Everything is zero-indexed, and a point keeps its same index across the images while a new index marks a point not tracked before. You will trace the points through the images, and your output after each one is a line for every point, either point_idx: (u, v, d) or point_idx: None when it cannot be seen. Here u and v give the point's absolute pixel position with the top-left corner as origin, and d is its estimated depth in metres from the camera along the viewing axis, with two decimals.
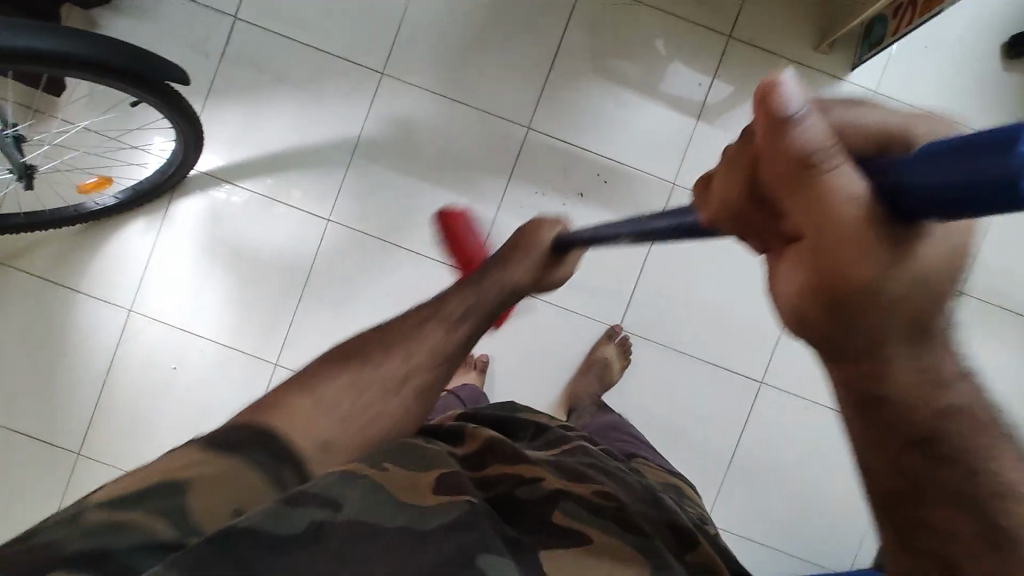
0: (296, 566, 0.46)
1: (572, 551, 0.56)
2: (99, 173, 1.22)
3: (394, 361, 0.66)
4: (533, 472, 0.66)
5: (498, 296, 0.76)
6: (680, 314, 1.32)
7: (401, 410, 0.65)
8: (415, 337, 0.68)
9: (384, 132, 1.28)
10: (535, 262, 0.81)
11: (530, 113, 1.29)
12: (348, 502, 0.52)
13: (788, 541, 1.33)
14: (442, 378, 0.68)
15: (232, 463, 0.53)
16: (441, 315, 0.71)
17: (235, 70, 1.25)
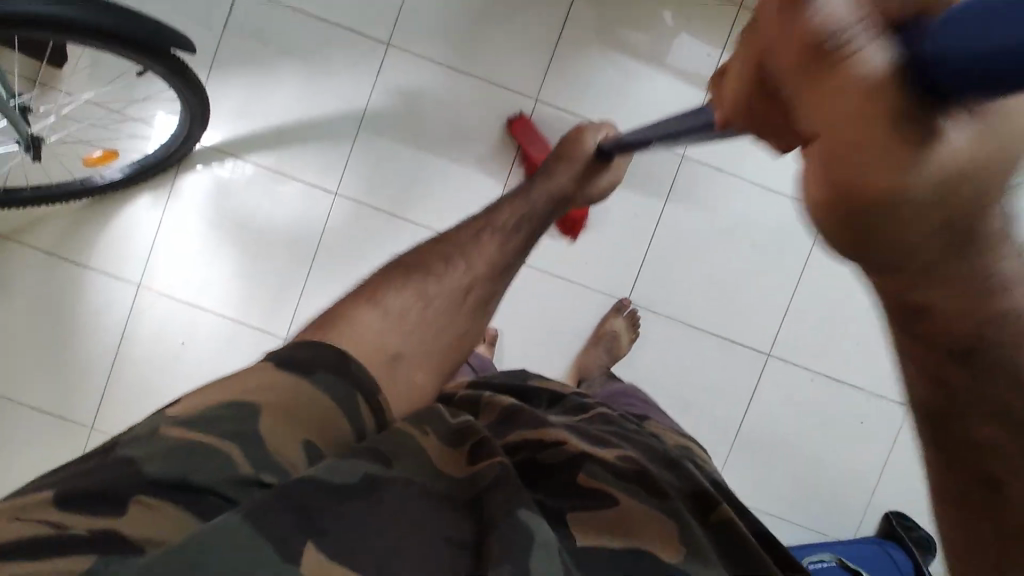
0: (351, 519, 0.44)
1: (603, 517, 0.53)
2: (104, 147, 1.22)
3: (451, 273, 0.70)
4: (554, 435, 0.62)
5: (547, 203, 0.81)
6: (692, 289, 1.29)
7: (465, 319, 0.69)
8: (470, 248, 0.73)
9: (390, 104, 1.25)
10: (579, 170, 0.85)
11: (538, 84, 1.25)
12: (401, 459, 0.51)
13: (800, 516, 1.31)
14: (496, 287, 0.73)
15: (312, 388, 0.53)
16: (496, 224, 0.76)
17: (237, 41, 1.23)
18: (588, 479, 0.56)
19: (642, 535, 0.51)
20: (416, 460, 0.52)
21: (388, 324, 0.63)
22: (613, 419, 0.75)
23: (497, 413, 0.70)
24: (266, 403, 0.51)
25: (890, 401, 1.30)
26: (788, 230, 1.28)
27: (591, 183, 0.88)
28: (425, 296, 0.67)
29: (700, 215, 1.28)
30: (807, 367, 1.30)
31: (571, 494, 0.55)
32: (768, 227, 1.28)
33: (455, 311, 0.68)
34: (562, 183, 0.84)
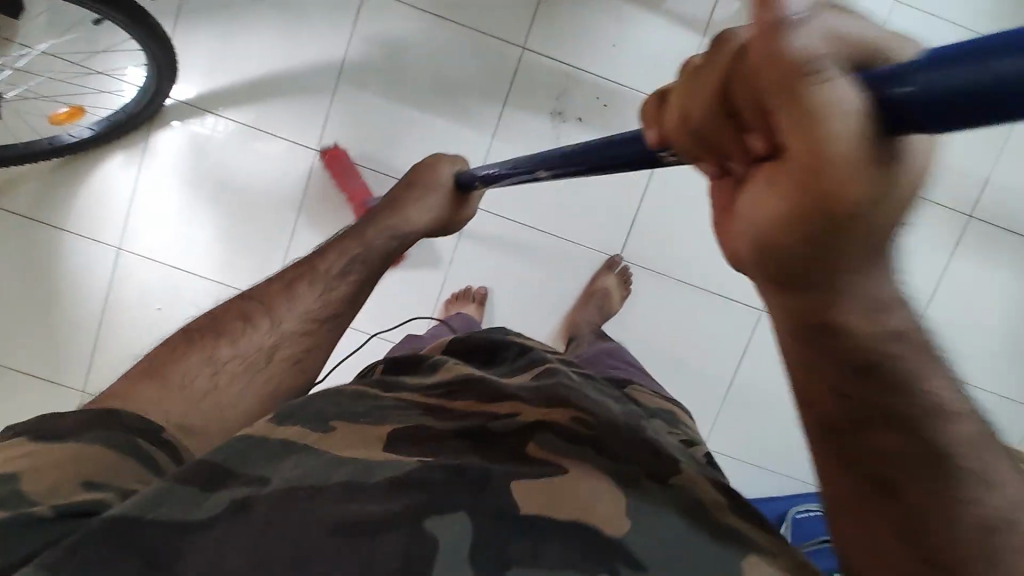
0: (198, 553, 0.43)
1: (545, 484, 0.51)
2: (69, 103, 1.17)
3: (261, 330, 0.68)
4: (508, 406, 0.62)
5: (389, 241, 0.80)
6: (684, 244, 1.26)
7: (262, 386, 0.66)
8: (284, 300, 0.71)
9: (369, 53, 1.19)
10: (429, 204, 0.86)
11: (525, 30, 1.18)
12: (279, 472, 0.50)
13: (789, 468, 1.32)
14: (321, 341, 0.71)
15: (89, 446, 0.50)
16: (318, 273, 0.74)
17: None
18: (537, 448, 0.56)
19: (586, 497, 0.50)
20: (296, 468, 0.51)
21: (173, 395, 0.60)
22: (582, 380, 0.75)
23: (455, 376, 0.70)
24: (31, 468, 0.48)
25: None
26: None
27: (450, 213, 0.90)
28: (215, 362, 0.64)
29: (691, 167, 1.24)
30: None
31: (517, 458, 0.54)
32: None
33: (256, 373, 0.66)
34: (411, 218, 0.84)
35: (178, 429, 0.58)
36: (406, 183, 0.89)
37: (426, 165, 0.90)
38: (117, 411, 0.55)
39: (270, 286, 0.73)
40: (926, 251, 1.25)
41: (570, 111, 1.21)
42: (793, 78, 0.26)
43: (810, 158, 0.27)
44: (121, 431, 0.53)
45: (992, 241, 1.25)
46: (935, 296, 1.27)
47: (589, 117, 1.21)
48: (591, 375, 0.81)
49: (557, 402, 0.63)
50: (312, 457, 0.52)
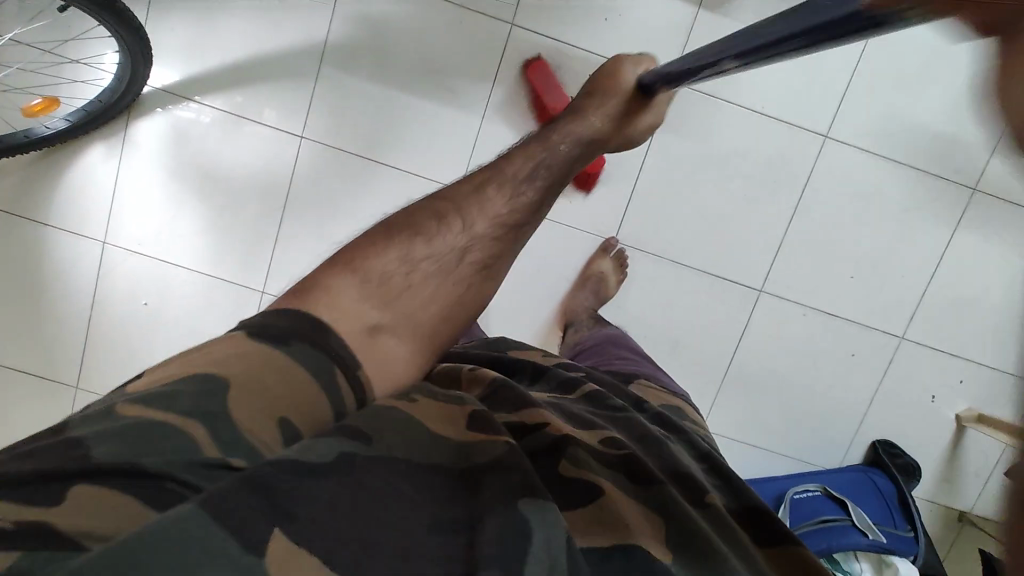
0: (318, 503, 0.40)
1: (583, 512, 0.49)
2: (43, 94, 1.13)
3: (453, 231, 0.61)
4: (536, 418, 0.59)
5: (573, 145, 0.72)
6: (682, 224, 1.23)
7: (456, 292, 0.60)
8: (478, 202, 0.63)
9: (351, 34, 1.14)
10: (614, 107, 0.77)
11: (513, 6, 1.13)
12: (381, 438, 0.47)
13: (788, 448, 1.32)
14: (506, 250, 0.64)
15: (292, 369, 0.48)
16: (506, 176, 0.66)
17: None
18: (572, 467, 0.54)
19: (634, 523, 0.49)
20: (400, 438, 0.48)
21: (373, 291, 0.56)
22: (605, 394, 0.73)
23: (482, 388, 0.66)
24: (235, 382, 0.46)
25: (882, 332, 1.27)
26: (785, 159, 1.21)
27: (630, 122, 0.79)
28: (411, 260, 0.58)
29: (690, 145, 1.20)
30: (799, 302, 1.26)
31: (555, 478, 0.52)
32: (760, 156, 1.21)
33: (446, 278, 0.59)
34: (591, 124, 0.75)
35: (374, 333, 0.54)
36: (589, 86, 0.80)
37: (608, 66, 0.80)
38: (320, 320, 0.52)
39: (461, 187, 0.65)
40: (926, 229, 1.23)
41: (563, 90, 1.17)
42: None
43: None
44: (322, 362, 0.50)
45: (995, 219, 1.23)
46: (933, 276, 1.25)
47: None
48: (606, 385, 0.79)
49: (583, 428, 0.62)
50: (413, 423, 0.51)
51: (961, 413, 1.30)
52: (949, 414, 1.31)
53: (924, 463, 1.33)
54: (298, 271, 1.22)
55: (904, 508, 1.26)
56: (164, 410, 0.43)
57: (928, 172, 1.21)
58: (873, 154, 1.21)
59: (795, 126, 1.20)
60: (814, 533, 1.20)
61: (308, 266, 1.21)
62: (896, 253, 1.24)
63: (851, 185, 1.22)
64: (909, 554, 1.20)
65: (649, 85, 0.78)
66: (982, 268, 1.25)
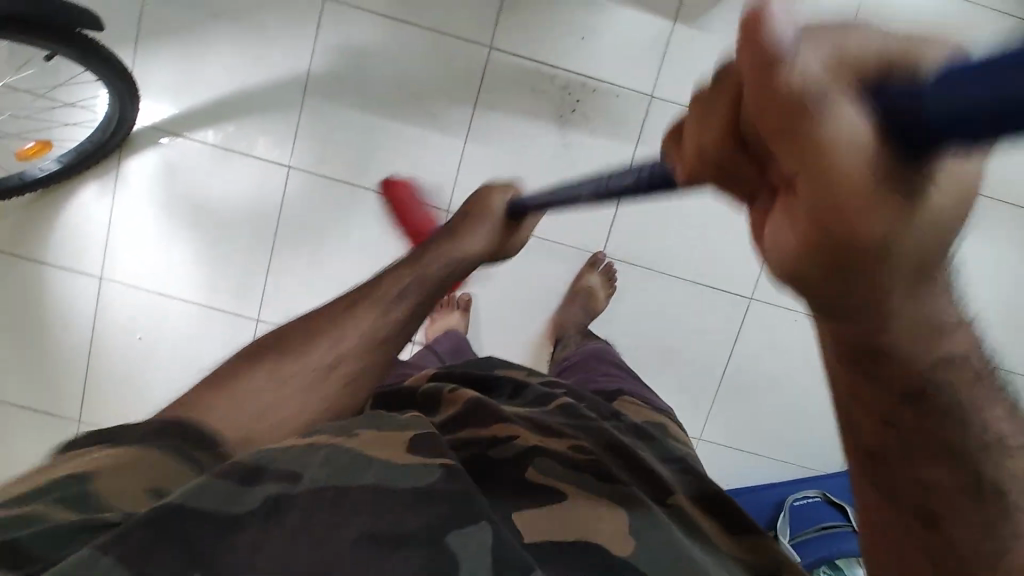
0: (239, 550, 0.40)
1: (548, 508, 0.51)
2: (37, 138, 1.17)
3: (322, 348, 0.62)
4: (506, 431, 0.62)
5: (444, 269, 0.73)
6: (669, 235, 1.24)
7: (329, 398, 0.61)
8: (344, 324, 0.65)
9: (334, 65, 1.16)
10: (488, 229, 0.79)
11: (491, 30, 1.15)
12: (309, 471, 0.47)
13: (786, 454, 1.32)
14: (379, 362, 0.64)
15: (159, 452, 0.47)
16: (377, 295, 0.68)
17: (162, 9, 1.13)
18: (537, 475, 0.55)
19: (594, 518, 0.51)
20: (327, 470, 0.48)
21: (237, 408, 0.56)
22: (577, 405, 0.73)
23: (456, 406, 0.68)
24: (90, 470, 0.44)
25: None
26: None
27: (503, 241, 0.82)
28: (278, 377, 0.59)
29: None
30: (789, 308, 1.26)
31: (518, 487, 0.54)
32: None
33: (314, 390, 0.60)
34: (465, 249, 0.76)
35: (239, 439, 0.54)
36: (467, 206, 0.82)
37: (480, 193, 0.82)
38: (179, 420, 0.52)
39: (335, 305, 0.67)
40: None
41: (544, 109, 1.18)
42: (786, 117, 0.23)
43: (820, 184, 0.23)
44: (193, 435, 0.51)
45: (986, 215, 1.22)
46: None
47: (561, 114, 1.18)
48: (582, 398, 0.80)
49: (554, 434, 0.63)
50: (338, 457, 0.49)
51: None
52: None
53: None
54: (293, 299, 1.24)
55: None
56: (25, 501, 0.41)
57: None
58: None
59: None
60: (816, 540, 1.19)
61: (303, 294, 1.24)
62: None
63: None
64: None
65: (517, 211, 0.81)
66: (975, 267, 1.24)
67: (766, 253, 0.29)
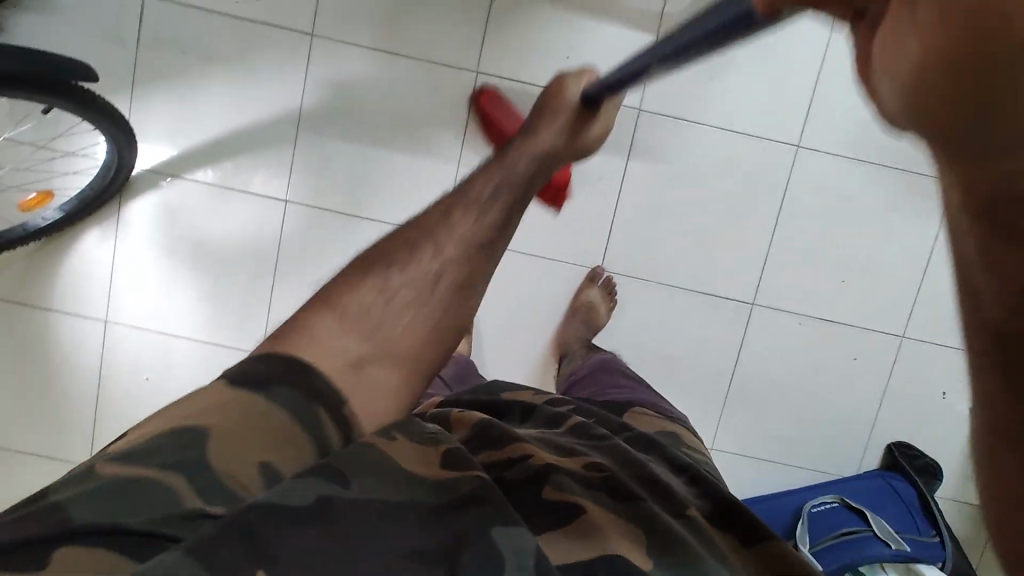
0: (297, 549, 0.43)
1: (564, 530, 0.52)
2: (38, 188, 1.19)
3: (424, 258, 0.65)
4: (519, 449, 0.61)
5: (530, 164, 0.74)
6: (666, 247, 1.24)
7: (436, 311, 0.64)
8: (446, 227, 0.67)
9: (324, 99, 1.18)
10: (565, 120, 0.80)
11: (477, 55, 1.17)
12: (360, 480, 0.50)
13: (801, 458, 1.30)
14: (483, 264, 0.67)
15: (270, 408, 0.52)
16: (471, 195, 0.69)
17: (155, 55, 1.16)
18: (555, 493, 0.56)
19: (615, 537, 0.52)
20: (376, 481, 0.50)
21: (352, 326, 0.60)
22: (589, 423, 0.73)
23: (466, 427, 0.67)
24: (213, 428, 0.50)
25: (882, 332, 1.26)
26: (760, 171, 1.21)
27: (582, 133, 0.81)
28: (387, 291, 0.63)
29: (665, 168, 1.22)
30: (792, 311, 1.26)
31: (536, 508, 0.54)
32: (735, 172, 1.21)
33: (423, 303, 0.63)
34: (543, 144, 0.77)
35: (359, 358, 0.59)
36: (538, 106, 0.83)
37: (552, 86, 0.83)
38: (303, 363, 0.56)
39: (427, 217, 0.69)
40: (913, 227, 1.23)
41: None
42: None
43: None
44: (312, 397, 0.54)
45: None
46: (927, 271, 1.24)
47: None
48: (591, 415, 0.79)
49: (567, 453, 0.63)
50: (386, 466, 0.52)
51: None
52: (963, 409, 1.28)
53: (943, 461, 1.30)
54: None
55: (926, 512, 1.23)
56: (145, 465, 0.47)
57: (904, 169, 1.21)
58: (851, 157, 1.21)
59: (766, 139, 1.20)
60: (833, 548, 1.17)
61: None
62: (886, 253, 1.24)
63: (829, 190, 1.22)
64: (934, 560, 1.18)
65: (591, 99, 0.81)
66: None
67: (890, 60, 0.27)
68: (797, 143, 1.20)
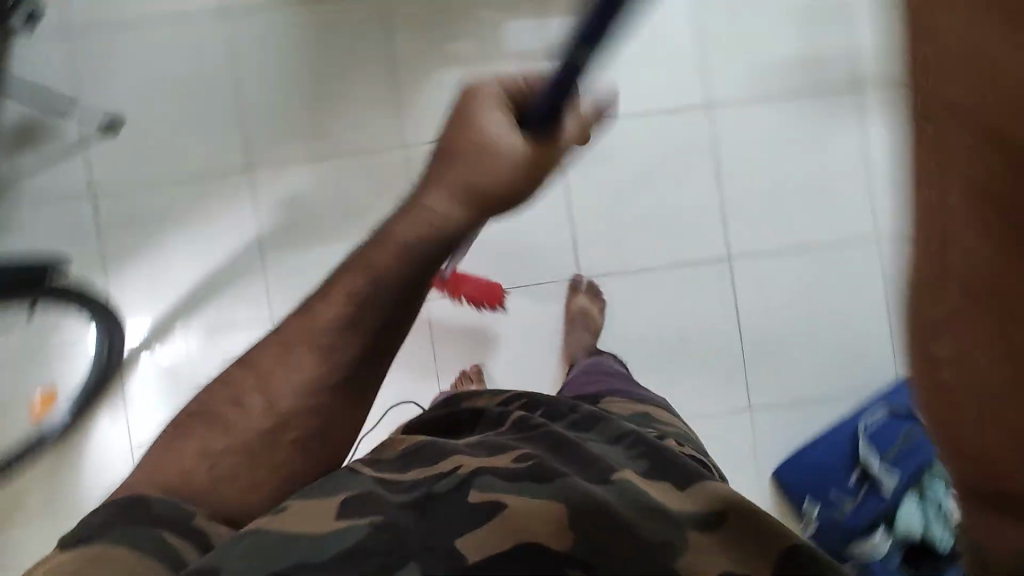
0: None
1: (489, 530, 0.52)
2: (43, 390, 1.23)
3: (257, 410, 0.64)
4: (451, 461, 0.60)
5: (393, 276, 0.61)
6: (630, 237, 1.29)
7: (277, 463, 0.63)
8: (282, 374, 0.64)
9: (278, 220, 1.26)
10: (471, 167, 0.56)
11: (400, 133, 1.26)
12: (226, 567, 0.50)
13: (837, 385, 1.30)
14: (325, 415, 0.65)
15: (115, 548, 0.52)
16: (310, 332, 0.64)
17: (116, 237, 1.24)
18: (480, 494, 0.55)
19: (535, 528, 0.52)
20: (251, 562, 0.50)
21: (178, 479, 0.61)
22: (531, 417, 0.72)
23: (398, 450, 0.66)
24: None
25: (857, 240, 1.30)
26: (686, 140, 1.29)
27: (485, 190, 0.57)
28: (216, 449, 0.63)
29: (600, 168, 1.29)
30: (768, 252, 1.30)
31: (463, 514, 0.53)
32: (663, 148, 1.29)
33: (271, 448, 0.63)
34: (428, 218, 0.59)
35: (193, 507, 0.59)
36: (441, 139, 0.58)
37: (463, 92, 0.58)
38: (137, 505, 0.57)
39: (270, 348, 0.66)
40: (842, 138, 1.29)
41: None
42: None
43: None
44: (146, 528, 0.54)
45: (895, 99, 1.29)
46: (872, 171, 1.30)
47: None
48: (544, 401, 0.78)
49: (498, 451, 0.63)
50: (264, 543, 0.52)
51: None
52: None
53: None
54: None
55: None
56: None
57: (811, 90, 1.29)
58: (760, 99, 1.29)
59: (679, 110, 1.28)
60: None
61: None
62: (828, 169, 1.29)
63: (754, 135, 1.29)
64: None
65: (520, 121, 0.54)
66: None
67: None
68: (709, 104, 1.28)
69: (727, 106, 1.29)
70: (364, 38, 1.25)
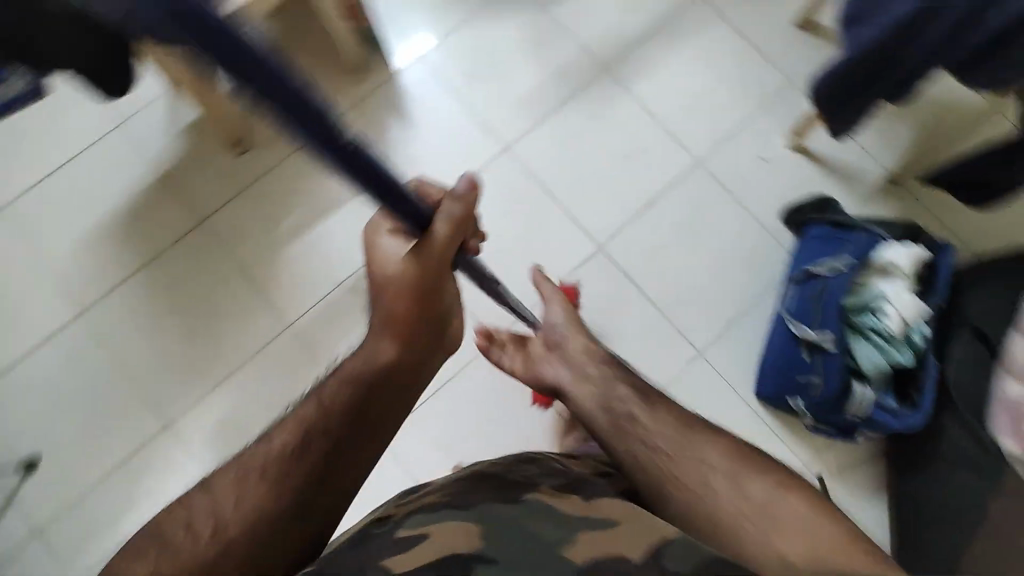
0: None
1: (418, 548, 0.54)
2: None
3: (199, 537, 0.59)
4: (378, 520, 0.62)
5: (343, 395, 0.67)
6: (512, 280, 1.38)
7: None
8: (242, 493, 0.61)
9: (211, 453, 1.28)
10: (380, 302, 0.71)
11: (277, 320, 1.34)
12: None
13: (749, 292, 1.39)
14: (292, 526, 0.62)
15: None
16: (271, 457, 0.64)
17: (77, 558, 1.24)
18: (409, 530, 0.57)
19: (457, 541, 0.55)
20: None
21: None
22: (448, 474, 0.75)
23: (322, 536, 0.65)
24: None
25: (684, 171, 1.44)
26: (505, 182, 1.43)
27: (393, 319, 0.70)
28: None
29: None
30: (625, 224, 1.41)
31: (391, 545, 0.55)
32: (494, 199, 1.42)
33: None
34: (365, 349, 0.70)
35: None
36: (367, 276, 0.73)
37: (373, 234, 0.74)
38: None
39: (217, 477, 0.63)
40: (618, 110, 1.46)
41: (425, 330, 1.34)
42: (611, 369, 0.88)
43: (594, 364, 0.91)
44: None
45: (637, 60, 1.49)
46: (659, 118, 1.46)
47: None
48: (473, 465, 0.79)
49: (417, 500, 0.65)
50: None
51: (788, 144, 1.44)
52: (785, 152, 1.44)
53: (823, 190, 1.42)
54: None
55: (845, 228, 1.22)
56: None
57: (573, 90, 1.47)
58: (541, 120, 1.46)
59: (484, 165, 1.44)
60: (827, 318, 1.15)
61: None
62: (625, 138, 1.45)
63: (556, 146, 1.44)
64: (878, 244, 1.18)
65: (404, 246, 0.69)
66: (672, 83, 1.48)
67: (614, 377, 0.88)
68: (505, 146, 1.44)
69: (519, 140, 1.45)
70: (207, 263, 1.36)
